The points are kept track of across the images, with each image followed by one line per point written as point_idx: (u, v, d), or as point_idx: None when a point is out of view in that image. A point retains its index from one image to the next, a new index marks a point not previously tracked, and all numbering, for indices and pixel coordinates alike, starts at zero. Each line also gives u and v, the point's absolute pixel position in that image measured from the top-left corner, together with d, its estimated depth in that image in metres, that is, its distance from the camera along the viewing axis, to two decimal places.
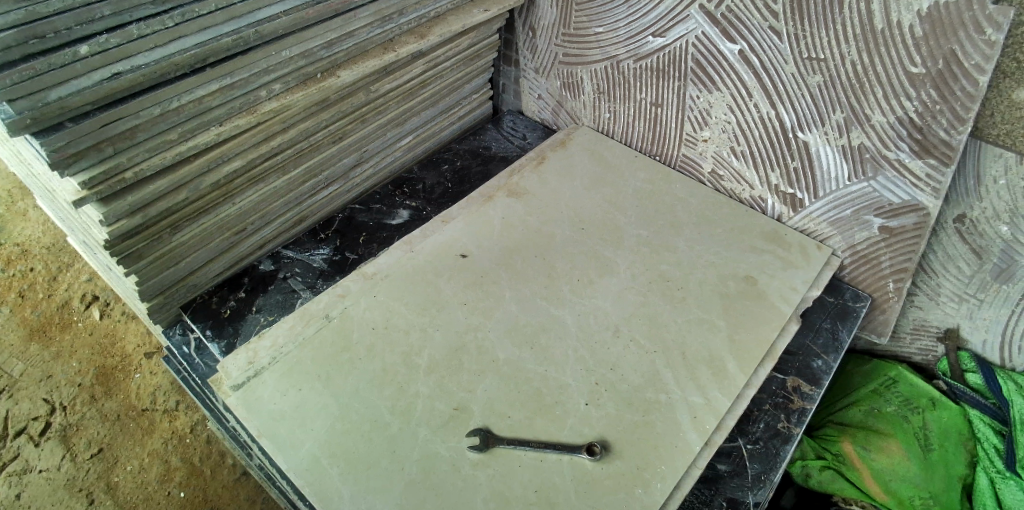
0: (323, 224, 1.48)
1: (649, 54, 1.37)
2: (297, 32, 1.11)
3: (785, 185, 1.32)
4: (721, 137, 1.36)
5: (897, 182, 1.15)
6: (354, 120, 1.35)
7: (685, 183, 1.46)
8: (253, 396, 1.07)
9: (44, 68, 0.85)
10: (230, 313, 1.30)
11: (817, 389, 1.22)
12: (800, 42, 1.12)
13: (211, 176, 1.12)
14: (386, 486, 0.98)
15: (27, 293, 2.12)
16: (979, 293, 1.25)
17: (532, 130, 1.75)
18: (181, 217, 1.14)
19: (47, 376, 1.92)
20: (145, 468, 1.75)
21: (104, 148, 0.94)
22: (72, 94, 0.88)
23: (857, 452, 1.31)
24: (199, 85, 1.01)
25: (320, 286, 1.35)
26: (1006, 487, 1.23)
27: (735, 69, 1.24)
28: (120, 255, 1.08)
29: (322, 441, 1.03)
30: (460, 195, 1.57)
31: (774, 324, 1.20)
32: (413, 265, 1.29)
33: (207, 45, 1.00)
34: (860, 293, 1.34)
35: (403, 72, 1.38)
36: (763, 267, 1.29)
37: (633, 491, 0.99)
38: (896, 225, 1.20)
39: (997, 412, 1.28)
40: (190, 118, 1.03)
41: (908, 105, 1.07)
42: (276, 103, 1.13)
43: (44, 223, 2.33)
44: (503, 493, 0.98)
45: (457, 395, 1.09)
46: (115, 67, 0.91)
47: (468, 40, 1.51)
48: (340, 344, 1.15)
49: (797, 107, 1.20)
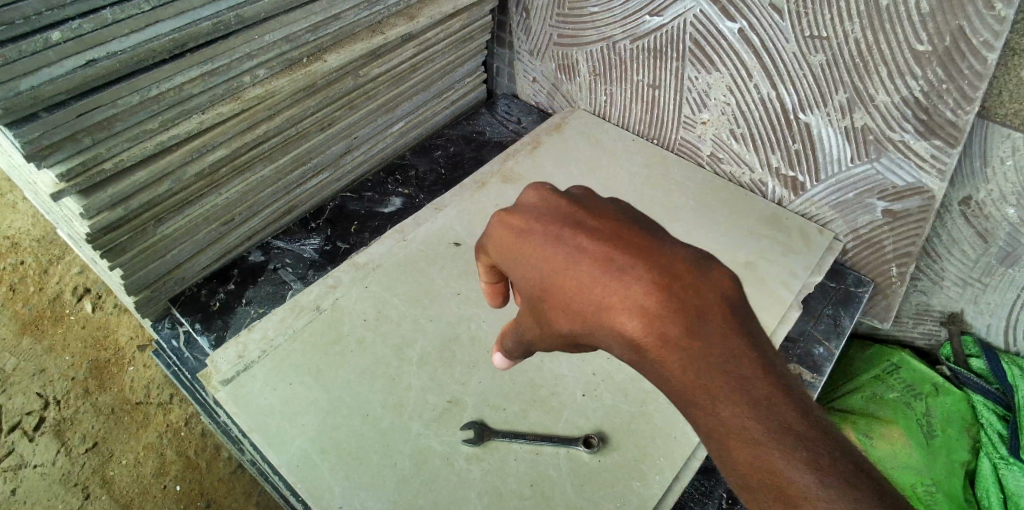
0: (314, 213, 1.45)
1: (646, 34, 1.32)
2: (279, 16, 1.08)
3: (786, 167, 1.29)
4: (721, 119, 1.32)
5: (901, 163, 1.12)
6: (342, 106, 1.31)
7: (684, 167, 1.43)
8: (241, 392, 1.05)
9: (14, 56, 0.81)
10: (219, 306, 1.27)
11: (819, 377, 1.20)
12: (802, 19, 1.08)
13: (194, 166, 1.09)
14: (378, 481, 0.96)
15: (19, 286, 2.10)
16: (983, 277, 1.22)
17: (527, 114, 1.72)
18: (165, 209, 1.11)
19: (40, 370, 1.90)
20: (141, 461, 1.74)
21: (81, 139, 0.91)
22: (45, 83, 0.84)
23: (858, 439, 1.29)
24: (179, 73, 0.98)
25: (311, 277, 1.33)
26: (1009, 473, 1.22)
27: (735, 49, 1.20)
28: (102, 249, 1.05)
29: (313, 437, 1.00)
30: (454, 182, 1.53)
31: (775, 309, 1.18)
32: (405, 254, 1.26)
33: (184, 31, 0.96)
34: (862, 277, 1.32)
35: (393, 56, 1.34)
36: (764, 253, 1.26)
37: (631, 483, 0.97)
38: (900, 208, 1.17)
39: (1001, 398, 1.26)
40: (170, 107, 1.00)
41: (912, 84, 1.03)
42: (260, 89, 1.10)
43: (34, 215, 2.30)
44: (498, 488, 0.97)
45: (451, 388, 1.06)
46: (89, 54, 0.88)
47: (459, 22, 1.46)
48: (331, 336, 1.12)
49: (799, 88, 1.16)
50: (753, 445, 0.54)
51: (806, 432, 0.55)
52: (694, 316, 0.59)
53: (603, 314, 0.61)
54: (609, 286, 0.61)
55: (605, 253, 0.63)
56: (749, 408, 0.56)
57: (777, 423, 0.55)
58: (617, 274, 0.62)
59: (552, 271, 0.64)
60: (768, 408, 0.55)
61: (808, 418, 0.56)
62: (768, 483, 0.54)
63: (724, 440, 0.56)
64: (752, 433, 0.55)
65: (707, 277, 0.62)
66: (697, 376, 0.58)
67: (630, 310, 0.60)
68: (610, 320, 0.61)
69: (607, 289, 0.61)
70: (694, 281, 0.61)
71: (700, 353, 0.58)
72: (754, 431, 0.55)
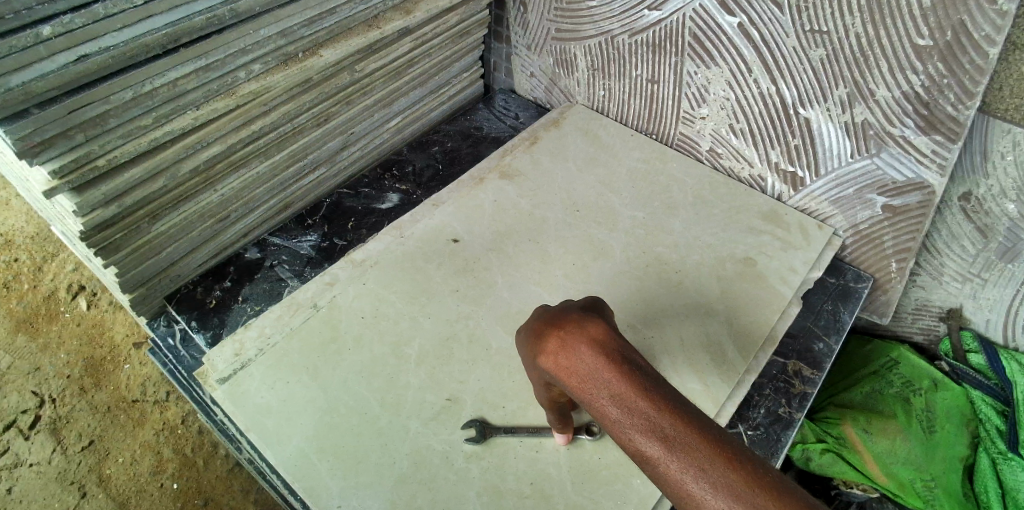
0: (311, 210, 1.44)
1: (644, 28, 1.31)
2: (274, 10, 1.06)
3: (785, 162, 1.28)
4: (720, 114, 1.31)
5: (902, 159, 1.11)
6: (339, 101, 1.30)
7: (683, 162, 1.42)
8: (238, 391, 1.04)
9: (6, 51, 0.79)
10: (215, 303, 1.27)
11: (819, 373, 1.20)
12: (803, 13, 1.07)
13: (188, 162, 1.07)
14: (375, 480, 0.96)
15: (12, 284, 2.08)
16: (983, 272, 1.22)
17: (524, 110, 1.71)
18: (160, 206, 1.09)
19: (35, 368, 1.89)
20: (138, 459, 1.73)
21: (73, 135, 0.89)
22: (36, 79, 0.83)
23: (858, 435, 1.30)
24: (173, 68, 0.96)
25: (307, 274, 1.32)
26: (1008, 467, 1.22)
27: (734, 44, 1.19)
28: (98, 246, 1.04)
29: (310, 435, 1.00)
30: (450, 178, 1.52)
31: (774, 305, 1.17)
32: (402, 251, 1.25)
33: (178, 25, 0.94)
34: (862, 273, 1.31)
35: (389, 51, 1.32)
36: (763, 248, 1.25)
37: (630, 481, 0.97)
38: (900, 204, 1.17)
39: (1000, 393, 1.26)
40: (164, 103, 0.99)
41: (914, 79, 1.02)
42: (254, 85, 1.09)
43: (28, 212, 2.28)
44: (496, 486, 0.96)
45: (449, 386, 1.06)
46: (81, 49, 0.86)
47: (457, 16, 1.45)
48: (328, 334, 1.12)
49: (798, 82, 1.15)
50: (640, 445, 0.66)
51: (685, 429, 0.64)
52: (585, 354, 0.71)
53: (536, 364, 0.77)
54: (532, 343, 0.76)
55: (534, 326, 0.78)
56: (634, 418, 0.66)
57: (659, 426, 0.65)
58: (537, 332, 0.77)
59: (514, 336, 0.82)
60: (648, 417, 0.66)
61: (689, 417, 0.66)
62: (659, 474, 0.64)
63: (624, 445, 0.67)
64: (638, 437, 0.66)
65: (601, 322, 0.74)
66: (596, 401, 0.69)
67: (544, 356, 0.74)
68: (539, 366, 0.76)
69: (532, 345, 0.77)
70: (588, 328, 0.74)
71: (591, 383, 0.70)
72: (641, 437, 0.65)
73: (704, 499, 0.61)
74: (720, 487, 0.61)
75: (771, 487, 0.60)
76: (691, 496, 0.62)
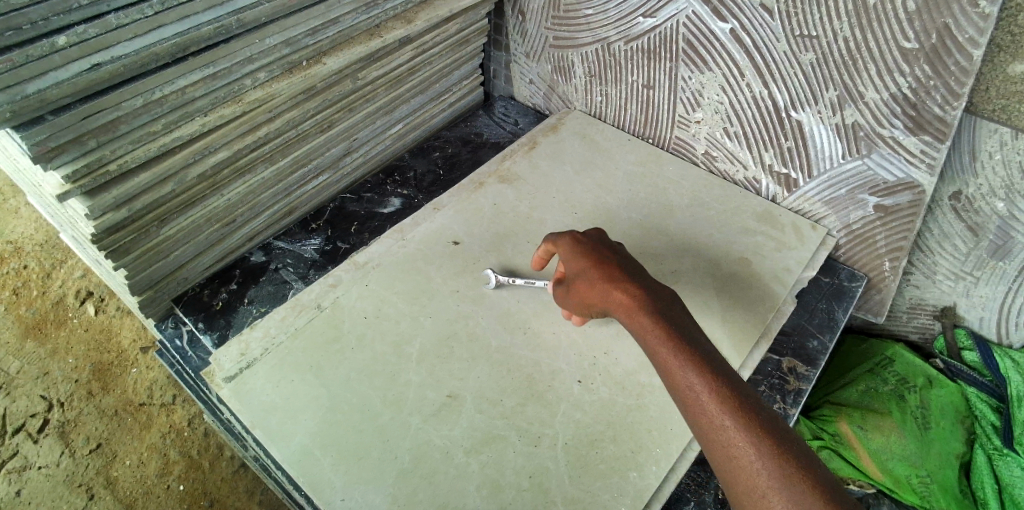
0: (314, 215, 1.47)
1: (639, 36, 1.35)
2: (279, 20, 1.10)
3: (778, 164, 1.31)
4: (714, 118, 1.34)
5: (892, 158, 1.14)
6: (342, 108, 1.33)
7: (678, 165, 1.45)
8: (244, 388, 1.06)
9: (21, 60, 0.83)
10: (221, 305, 1.29)
11: (813, 370, 1.22)
12: (792, 19, 1.10)
13: (196, 168, 1.10)
14: (377, 476, 0.98)
15: (22, 290, 2.12)
16: (975, 271, 1.25)
17: (523, 115, 1.74)
18: (169, 210, 1.12)
19: (43, 373, 1.92)
20: (144, 462, 1.76)
21: (86, 140, 0.93)
22: (51, 86, 0.86)
23: (853, 431, 1.31)
24: (181, 76, 1.00)
25: (311, 277, 1.35)
26: (1003, 463, 1.24)
27: (727, 49, 1.22)
28: (108, 249, 1.07)
29: (314, 431, 1.02)
30: (451, 183, 1.55)
31: (769, 304, 1.20)
32: (404, 253, 1.27)
33: (187, 35, 0.98)
34: (856, 272, 1.33)
35: (390, 59, 1.36)
36: (759, 248, 1.28)
37: (627, 475, 0.99)
38: (891, 204, 1.19)
39: (994, 390, 1.29)
40: (172, 110, 1.02)
41: (901, 81, 1.05)
42: (260, 92, 1.12)
43: (35, 221, 2.32)
44: (495, 481, 0.98)
45: (449, 384, 1.08)
46: (94, 58, 0.89)
47: (456, 25, 1.48)
48: (331, 333, 1.14)
49: (789, 86, 1.18)
50: (688, 377, 0.81)
51: (727, 375, 0.81)
52: (657, 303, 0.91)
53: (602, 288, 0.96)
54: (612, 279, 0.96)
55: (616, 268, 0.99)
56: (688, 352, 0.84)
57: (711, 367, 0.82)
58: (619, 275, 0.97)
59: (587, 262, 1.01)
60: (701, 358, 0.83)
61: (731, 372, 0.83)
62: (697, 403, 0.79)
63: (670, 375, 0.83)
64: (687, 370, 0.82)
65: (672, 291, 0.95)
66: (655, 334, 0.87)
67: (620, 292, 0.94)
68: (608, 298, 0.95)
69: (609, 280, 0.97)
70: (665, 290, 0.94)
71: (655, 321, 0.88)
72: (692, 369, 0.81)
73: (732, 431, 0.76)
74: (748, 427, 0.76)
75: (787, 438, 0.76)
76: (720, 426, 0.77)
